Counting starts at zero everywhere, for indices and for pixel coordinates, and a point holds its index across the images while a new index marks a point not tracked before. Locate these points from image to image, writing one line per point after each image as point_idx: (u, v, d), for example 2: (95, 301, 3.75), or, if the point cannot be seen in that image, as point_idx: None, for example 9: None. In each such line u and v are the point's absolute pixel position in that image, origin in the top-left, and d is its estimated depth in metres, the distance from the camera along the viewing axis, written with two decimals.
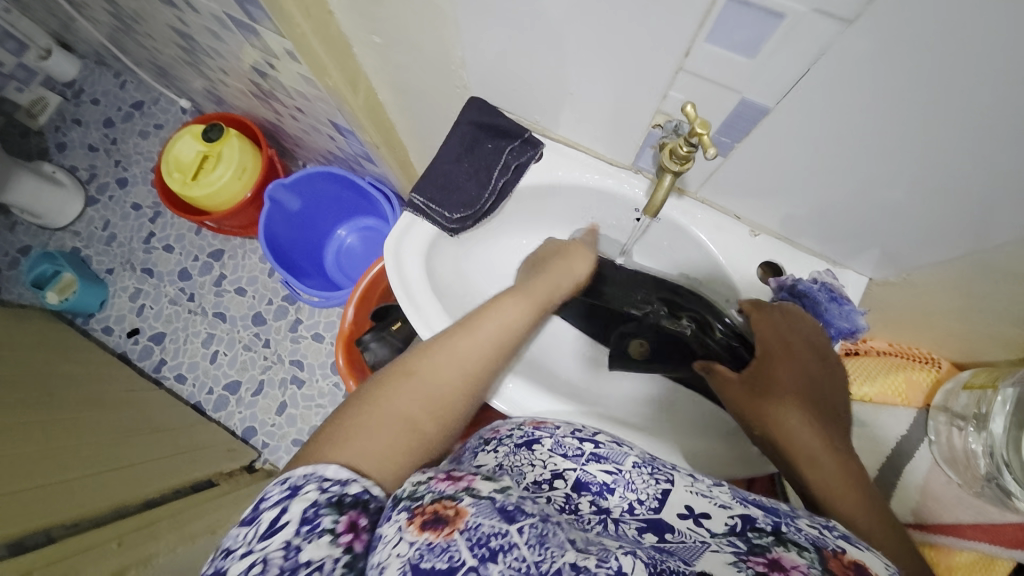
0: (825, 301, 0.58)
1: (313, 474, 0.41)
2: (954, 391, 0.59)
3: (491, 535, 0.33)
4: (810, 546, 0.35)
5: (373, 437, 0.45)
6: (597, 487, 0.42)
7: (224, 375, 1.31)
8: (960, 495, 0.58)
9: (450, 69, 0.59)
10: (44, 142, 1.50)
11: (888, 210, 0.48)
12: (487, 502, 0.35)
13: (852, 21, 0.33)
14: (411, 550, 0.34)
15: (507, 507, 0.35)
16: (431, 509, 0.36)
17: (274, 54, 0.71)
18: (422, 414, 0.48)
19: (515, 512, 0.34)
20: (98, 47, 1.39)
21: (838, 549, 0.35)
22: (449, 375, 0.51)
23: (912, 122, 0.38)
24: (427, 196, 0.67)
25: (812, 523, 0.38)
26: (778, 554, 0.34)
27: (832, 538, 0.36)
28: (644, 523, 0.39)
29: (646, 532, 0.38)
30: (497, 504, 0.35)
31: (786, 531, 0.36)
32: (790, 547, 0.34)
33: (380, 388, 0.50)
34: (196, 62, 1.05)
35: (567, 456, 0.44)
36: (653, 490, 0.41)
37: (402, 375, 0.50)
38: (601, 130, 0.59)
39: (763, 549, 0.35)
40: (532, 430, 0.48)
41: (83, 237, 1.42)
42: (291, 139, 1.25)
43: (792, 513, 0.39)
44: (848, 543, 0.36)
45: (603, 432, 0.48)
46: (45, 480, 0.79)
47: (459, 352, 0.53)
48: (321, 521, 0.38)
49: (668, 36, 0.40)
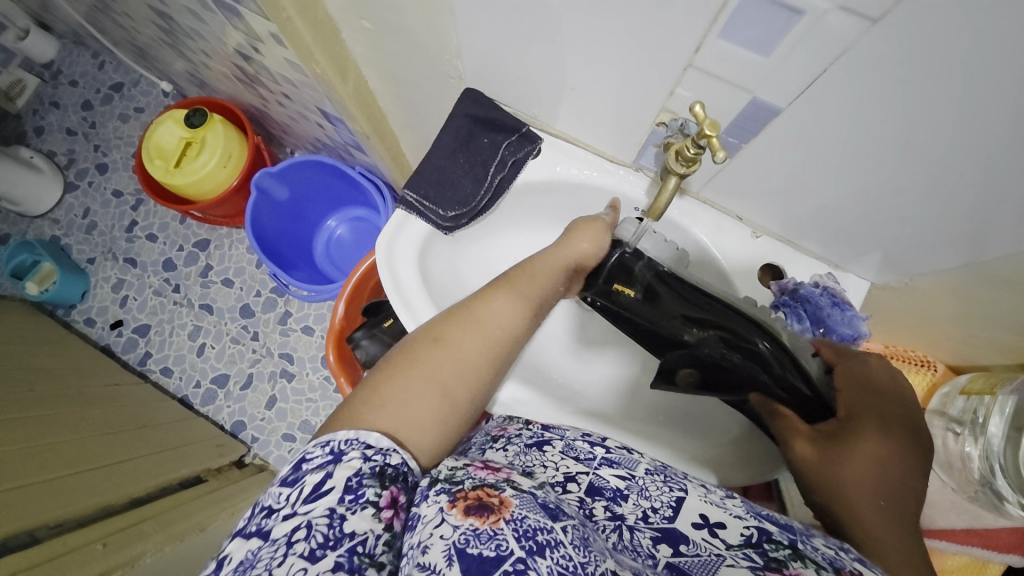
0: (827, 306, 0.56)
1: (356, 439, 0.41)
2: (951, 396, 0.58)
3: (536, 529, 0.34)
4: (828, 565, 0.35)
5: (409, 404, 0.44)
6: (611, 493, 0.42)
7: (211, 368, 1.28)
8: (955, 500, 0.58)
9: (446, 59, 0.57)
10: (19, 125, 1.44)
11: (897, 217, 0.47)
12: (529, 497, 0.37)
13: (876, 20, 0.31)
14: (455, 533, 0.34)
15: (549, 505, 0.36)
16: (474, 495, 0.36)
17: (259, 38, 0.68)
18: (455, 381, 0.47)
19: (557, 511, 0.36)
20: (74, 25, 1.33)
21: (856, 569, 0.35)
22: (478, 342, 0.50)
23: (931, 129, 0.37)
24: (421, 193, 0.65)
25: (827, 544, 0.38)
26: (796, 570, 0.34)
27: (849, 559, 0.36)
28: (658, 533, 0.39)
29: (661, 543, 0.38)
30: (539, 500, 0.36)
31: (804, 547, 0.36)
32: (808, 564, 0.34)
33: (411, 354, 0.48)
34: (177, 43, 1.01)
35: (580, 458, 0.46)
36: (668, 497, 0.41)
37: (431, 342, 0.48)
38: (603, 126, 0.57)
39: (781, 564, 0.35)
40: (541, 432, 0.51)
41: (62, 225, 1.37)
42: (279, 126, 1.21)
43: (806, 532, 0.39)
44: (864, 564, 0.36)
45: (613, 440, 0.50)
46: (27, 479, 0.77)
47: (487, 322, 0.51)
48: (364, 492, 0.38)
49: (678, 31, 0.38)
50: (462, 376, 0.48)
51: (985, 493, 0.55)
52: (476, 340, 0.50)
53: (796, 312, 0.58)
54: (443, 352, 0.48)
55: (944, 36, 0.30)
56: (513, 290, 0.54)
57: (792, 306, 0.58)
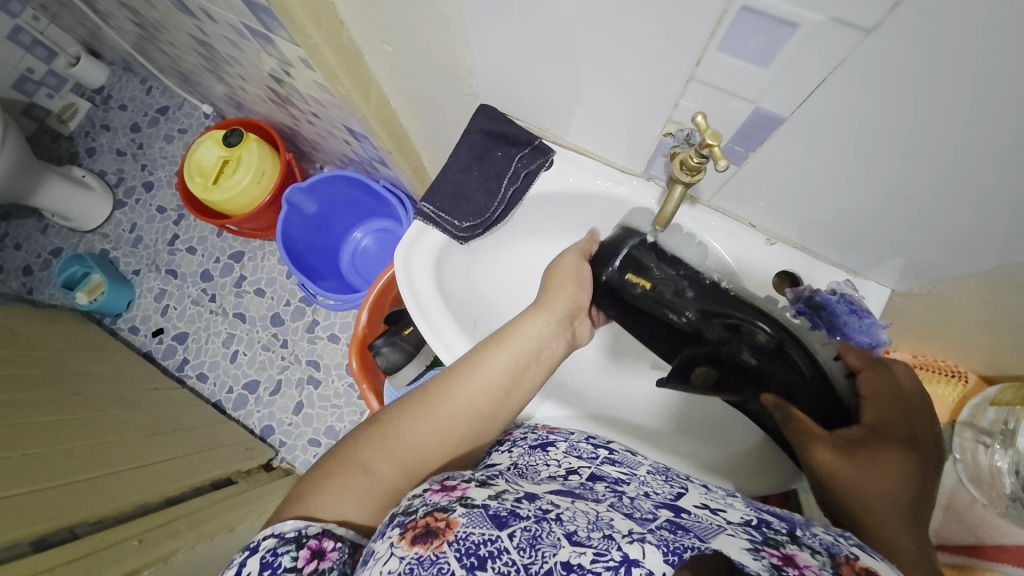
0: (844, 314, 0.56)
1: (272, 531, 0.43)
2: (981, 407, 0.57)
3: (481, 543, 0.33)
4: (824, 551, 0.34)
5: (334, 486, 0.46)
6: (613, 479, 0.44)
7: (243, 374, 1.34)
8: (985, 515, 0.57)
9: (460, 77, 0.59)
10: (74, 147, 1.56)
11: (912, 221, 0.46)
12: (479, 510, 0.36)
13: (871, 30, 0.31)
14: (401, 565, 0.33)
15: (499, 514, 0.35)
16: (423, 521, 0.36)
17: (289, 62, 0.72)
18: (385, 466, 0.48)
19: (508, 518, 0.35)
20: (125, 54, 1.44)
21: (852, 555, 0.34)
22: (422, 424, 0.50)
23: (938, 133, 0.36)
24: (437, 205, 0.67)
25: (827, 531, 0.37)
26: (792, 552, 0.33)
27: (847, 545, 0.35)
28: (661, 503, 0.40)
29: (662, 508, 0.39)
30: (489, 512, 0.35)
31: (801, 535, 0.36)
32: (803, 549, 0.34)
33: (358, 435, 0.51)
34: (216, 69, 1.08)
35: (582, 456, 0.47)
36: (669, 490, 0.43)
37: (377, 425, 0.50)
38: (612, 137, 0.58)
39: (777, 543, 0.34)
40: (546, 434, 0.52)
41: (111, 239, 1.47)
42: (309, 143, 1.27)
43: (807, 523, 0.38)
44: (862, 551, 0.35)
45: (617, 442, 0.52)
46: (71, 478, 0.83)
47: (436, 406, 0.51)
48: (281, 562, 0.40)
49: (678, 47, 0.40)
50: (396, 457, 0.48)
51: (1017, 509, 0.54)
52: (422, 428, 0.50)
53: (812, 319, 0.58)
54: (387, 436, 0.49)
55: (943, 44, 0.30)
56: (478, 368, 0.54)
57: (809, 313, 0.58)
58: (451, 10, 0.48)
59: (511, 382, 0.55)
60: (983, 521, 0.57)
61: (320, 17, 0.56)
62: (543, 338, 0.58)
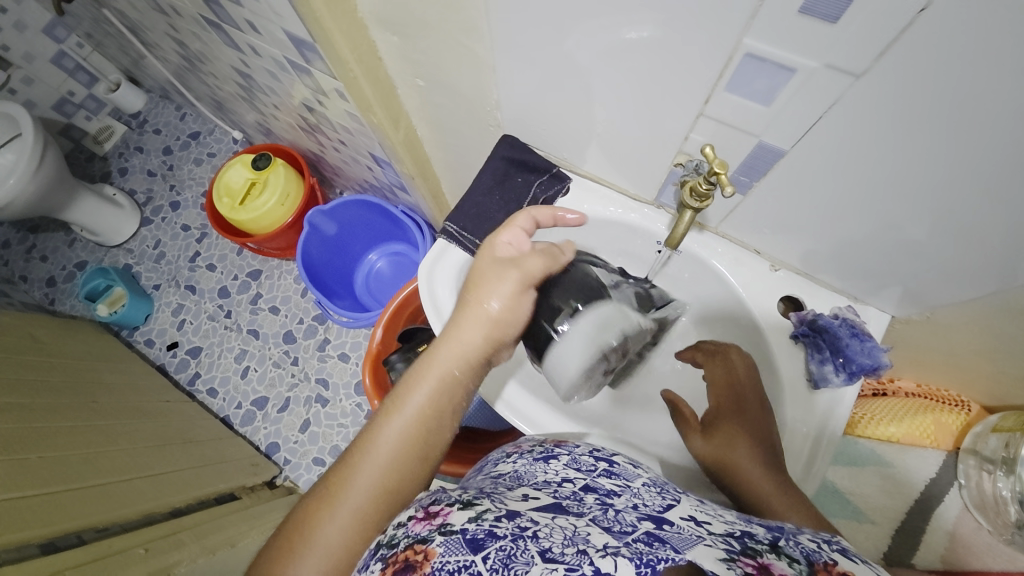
0: (846, 337, 0.58)
1: None
2: (983, 435, 0.60)
3: (456, 570, 0.32)
4: (803, 559, 0.35)
5: None
6: (605, 491, 0.44)
7: (253, 391, 1.35)
8: (991, 543, 0.58)
9: (485, 110, 0.64)
10: (108, 167, 1.64)
11: (911, 251, 0.49)
12: (457, 536, 0.34)
13: (861, 75, 0.35)
14: None
15: (476, 536, 0.34)
16: (403, 556, 0.35)
17: (324, 92, 0.78)
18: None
19: (484, 539, 0.33)
20: (164, 82, 1.54)
21: (831, 560, 0.35)
22: (339, 520, 0.46)
23: (930, 165, 0.40)
24: (460, 225, 0.71)
25: (811, 540, 0.38)
26: (768, 561, 0.34)
27: (828, 552, 0.36)
28: (646, 515, 0.40)
29: (644, 520, 0.39)
30: (466, 536, 0.34)
31: (783, 544, 0.36)
32: (780, 557, 0.34)
33: (272, 555, 0.46)
34: (252, 98, 1.16)
35: (581, 469, 0.48)
36: (659, 502, 0.43)
37: (291, 538, 0.46)
38: (624, 167, 0.62)
39: (753, 553, 0.34)
40: (551, 448, 0.54)
41: (135, 254, 1.53)
42: (332, 168, 1.34)
43: (796, 531, 0.39)
44: (842, 557, 0.35)
45: (621, 455, 0.55)
46: (83, 484, 0.84)
47: (350, 496, 0.47)
48: None
49: (690, 86, 0.44)
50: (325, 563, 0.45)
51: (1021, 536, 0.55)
52: (339, 521, 0.46)
53: (815, 342, 0.60)
54: (303, 545, 0.45)
55: (930, 86, 0.34)
56: (388, 436, 0.50)
57: (812, 336, 0.60)
58: (481, 49, 0.53)
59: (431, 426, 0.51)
60: (989, 548, 0.58)
61: (361, 54, 0.62)
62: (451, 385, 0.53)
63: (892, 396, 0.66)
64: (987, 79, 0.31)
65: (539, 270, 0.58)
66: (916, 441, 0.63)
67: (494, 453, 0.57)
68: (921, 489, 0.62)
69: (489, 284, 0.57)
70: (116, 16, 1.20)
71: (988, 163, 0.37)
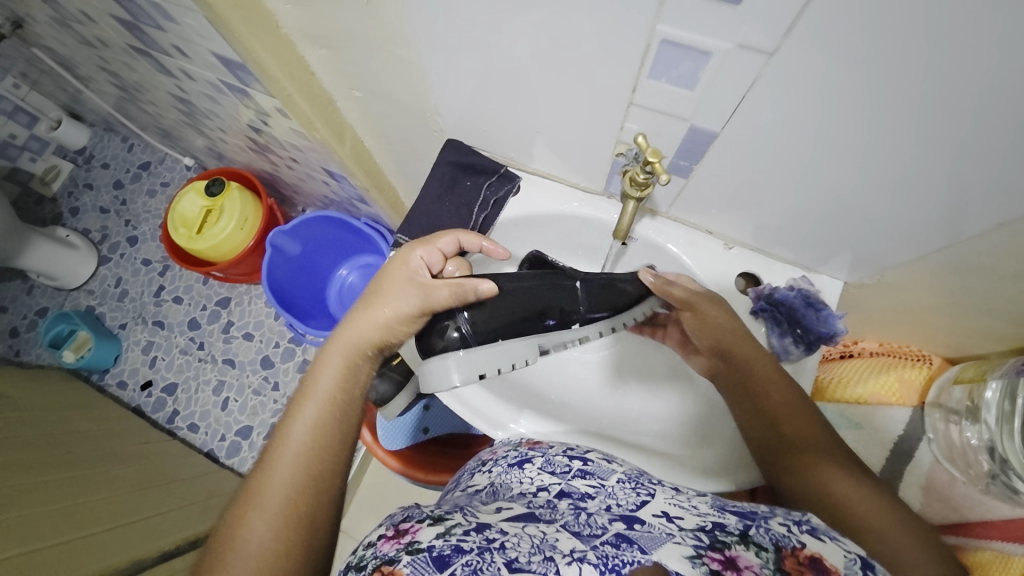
0: (801, 307, 0.60)
1: None
2: (946, 387, 0.61)
3: None
4: (771, 546, 0.39)
5: None
6: (579, 495, 0.47)
7: (235, 422, 1.32)
8: (969, 493, 0.58)
9: (426, 115, 0.63)
10: (58, 208, 1.58)
11: (861, 215, 0.49)
12: (423, 555, 0.36)
13: (773, 53, 0.35)
14: None
15: (442, 554, 0.35)
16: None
17: (266, 111, 0.76)
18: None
19: (450, 557, 0.35)
20: (106, 115, 1.47)
21: (797, 545, 0.39)
22: (264, 514, 0.46)
23: (856, 129, 0.40)
24: (412, 236, 0.70)
25: (781, 524, 0.41)
26: (735, 554, 0.37)
27: (796, 535, 0.40)
28: (618, 516, 0.43)
29: (616, 521, 0.41)
30: (433, 554, 0.36)
31: (752, 534, 0.40)
32: (748, 549, 0.38)
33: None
34: (196, 123, 1.12)
35: (555, 473, 0.51)
36: (633, 499, 0.45)
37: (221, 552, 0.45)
38: (572, 161, 0.62)
39: (722, 546, 0.38)
40: (525, 451, 0.57)
41: (97, 295, 1.47)
42: (290, 187, 1.31)
43: (768, 514, 0.43)
44: (809, 537, 0.40)
45: (595, 451, 0.57)
46: (69, 536, 0.81)
47: (272, 491, 0.47)
48: None
49: (618, 75, 0.43)
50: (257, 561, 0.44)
51: (997, 486, 0.55)
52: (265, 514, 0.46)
53: (774, 316, 0.61)
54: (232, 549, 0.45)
55: (844, 55, 0.34)
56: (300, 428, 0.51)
57: (770, 310, 0.61)
58: (413, 56, 0.52)
59: (344, 409, 0.53)
60: (967, 499, 0.58)
61: (293, 71, 0.60)
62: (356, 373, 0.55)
63: (858, 356, 0.69)
64: (888, 38, 0.32)
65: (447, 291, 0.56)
66: (882, 400, 0.65)
67: (470, 463, 0.61)
68: (893, 446, 0.64)
69: (385, 287, 0.57)
70: (44, 51, 1.15)
71: (908, 118, 0.37)
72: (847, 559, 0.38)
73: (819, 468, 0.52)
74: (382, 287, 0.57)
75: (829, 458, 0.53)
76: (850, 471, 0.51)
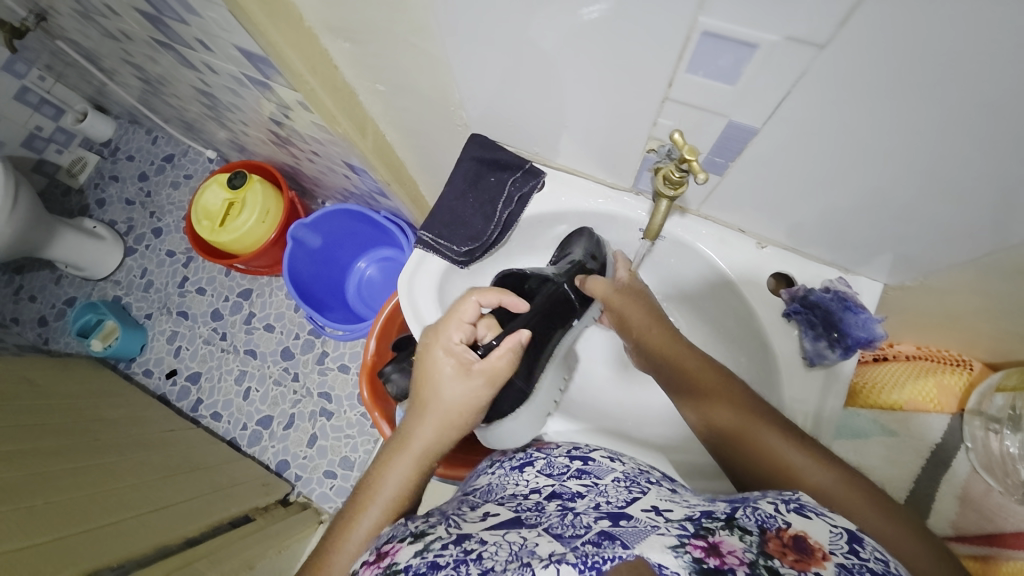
0: (839, 310, 0.58)
1: None
2: (988, 394, 0.59)
3: None
4: (756, 529, 0.38)
5: None
6: (568, 496, 0.50)
7: (256, 411, 1.35)
8: (1005, 504, 0.56)
9: (449, 110, 0.62)
10: (85, 199, 1.62)
11: (903, 218, 0.47)
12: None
13: (824, 46, 0.34)
14: None
15: (419, 571, 0.38)
16: None
17: (288, 106, 0.76)
18: None
19: (427, 572, 0.38)
20: (130, 108, 1.50)
21: (782, 526, 0.38)
22: None
23: (907, 127, 0.38)
24: (435, 232, 0.70)
25: (768, 504, 0.40)
26: (719, 539, 0.37)
27: (783, 515, 0.39)
28: (604, 514, 0.45)
29: (602, 519, 0.44)
30: (410, 573, 0.38)
31: (738, 517, 0.40)
32: (732, 533, 0.38)
33: None
34: (219, 116, 1.13)
35: (552, 475, 0.55)
36: (623, 497, 0.48)
37: None
38: (600, 157, 0.61)
39: (704, 534, 0.38)
40: (529, 456, 0.61)
41: (123, 285, 1.51)
42: (310, 180, 1.32)
43: (758, 497, 0.42)
44: (795, 517, 0.39)
45: (598, 451, 0.61)
46: (94, 523, 0.84)
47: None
48: None
49: (653, 69, 0.42)
50: None
51: None
52: None
53: (808, 319, 0.60)
54: None
55: (896, 49, 0.32)
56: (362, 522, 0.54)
57: (804, 312, 0.60)
58: (437, 49, 0.51)
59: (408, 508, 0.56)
60: (1002, 509, 0.56)
61: (316, 65, 0.60)
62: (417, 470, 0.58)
63: (893, 360, 0.66)
64: (939, 34, 0.30)
65: (501, 354, 0.60)
66: (919, 407, 0.62)
67: (480, 465, 0.65)
68: (930, 453, 0.61)
69: (439, 375, 0.60)
70: (71, 45, 1.17)
71: (954, 117, 0.35)
72: (832, 533, 0.38)
73: (766, 443, 0.52)
74: (436, 375, 0.60)
75: (771, 429, 0.53)
76: (792, 438, 0.51)
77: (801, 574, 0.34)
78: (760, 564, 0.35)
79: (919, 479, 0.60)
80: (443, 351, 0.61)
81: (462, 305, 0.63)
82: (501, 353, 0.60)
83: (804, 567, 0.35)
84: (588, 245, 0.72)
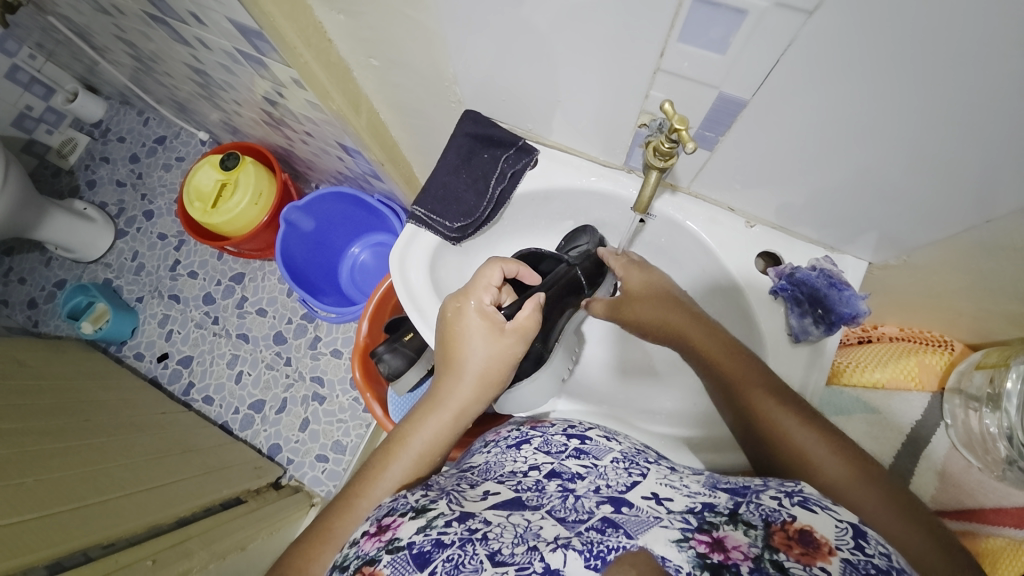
0: (824, 287, 0.59)
1: None
2: (968, 372, 0.61)
3: None
4: (761, 523, 0.40)
5: None
6: (569, 475, 0.51)
7: (249, 395, 1.35)
8: (983, 479, 0.58)
9: (444, 86, 0.62)
10: (75, 180, 1.59)
11: (888, 194, 0.48)
12: (404, 554, 0.38)
13: (812, 12, 0.34)
14: None
15: (422, 552, 0.38)
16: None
17: (282, 83, 0.75)
18: None
19: (431, 553, 0.38)
20: (122, 87, 1.48)
21: (787, 518, 0.39)
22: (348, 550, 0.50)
23: (893, 98, 0.38)
24: (428, 208, 0.70)
25: (772, 499, 0.42)
26: (724, 535, 0.39)
27: (788, 509, 0.41)
28: (606, 498, 0.46)
29: (604, 504, 0.45)
30: (413, 552, 0.38)
31: (741, 512, 0.41)
32: (737, 528, 0.39)
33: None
34: (211, 96, 1.11)
35: (551, 453, 0.55)
36: (624, 480, 0.49)
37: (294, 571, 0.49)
38: (595, 135, 0.61)
39: (709, 529, 0.40)
40: (525, 433, 0.60)
41: (114, 268, 1.50)
42: (304, 163, 1.31)
43: (760, 492, 0.44)
44: (799, 510, 0.40)
45: (595, 429, 0.62)
46: (83, 501, 0.83)
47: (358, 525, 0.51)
48: None
49: (644, 39, 0.42)
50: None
51: (1013, 472, 0.55)
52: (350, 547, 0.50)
53: (794, 296, 0.61)
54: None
55: (884, 15, 0.32)
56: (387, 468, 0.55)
57: (791, 290, 0.61)
58: (432, 23, 0.51)
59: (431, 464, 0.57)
60: (981, 485, 0.58)
61: (310, 38, 0.59)
62: (444, 429, 0.59)
63: (877, 342, 0.68)
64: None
65: (528, 312, 0.62)
66: (901, 385, 0.64)
67: (475, 444, 0.66)
68: (909, 429, 0.63)
69: (467, 331, 0.61)
70: (60, 20, 1.14)
71: (930, 88, 0.36)
72: (837, 527, 0.38)
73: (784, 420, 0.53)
74: (463, 328, 0.62)
75: (788, 409, 0.54)
76: (806, 419, 0.52)
77: (806, 567, 0.35)
78: (765, 558, 0.36)
79: (899, 455, 0.62)
80: (470, 308, 0.62)
81: (487, 271, 0.64)
82: (528, 312, 0.62)
83: (810, 561, 0.35)
84: (592, 241, 0.76)
